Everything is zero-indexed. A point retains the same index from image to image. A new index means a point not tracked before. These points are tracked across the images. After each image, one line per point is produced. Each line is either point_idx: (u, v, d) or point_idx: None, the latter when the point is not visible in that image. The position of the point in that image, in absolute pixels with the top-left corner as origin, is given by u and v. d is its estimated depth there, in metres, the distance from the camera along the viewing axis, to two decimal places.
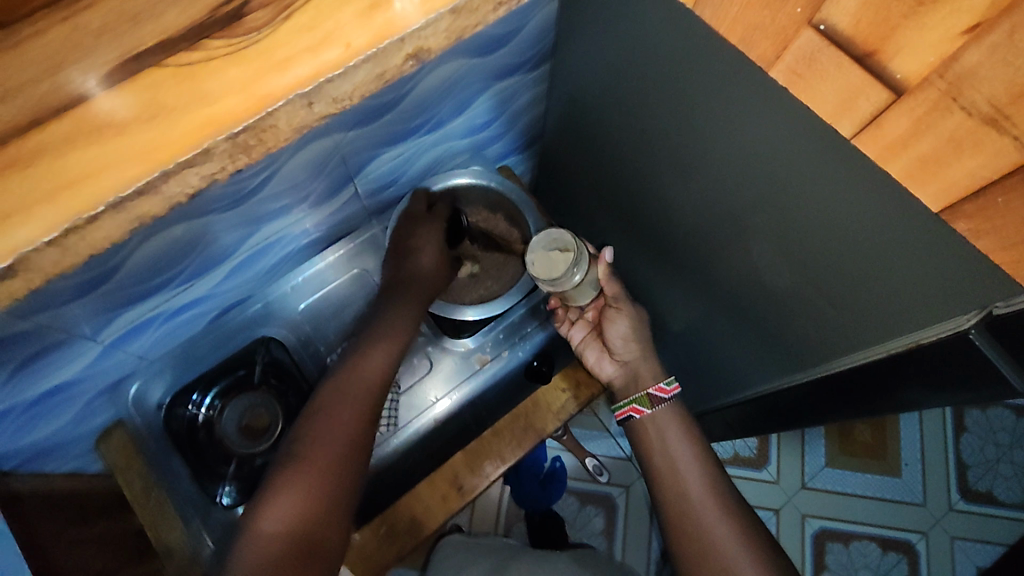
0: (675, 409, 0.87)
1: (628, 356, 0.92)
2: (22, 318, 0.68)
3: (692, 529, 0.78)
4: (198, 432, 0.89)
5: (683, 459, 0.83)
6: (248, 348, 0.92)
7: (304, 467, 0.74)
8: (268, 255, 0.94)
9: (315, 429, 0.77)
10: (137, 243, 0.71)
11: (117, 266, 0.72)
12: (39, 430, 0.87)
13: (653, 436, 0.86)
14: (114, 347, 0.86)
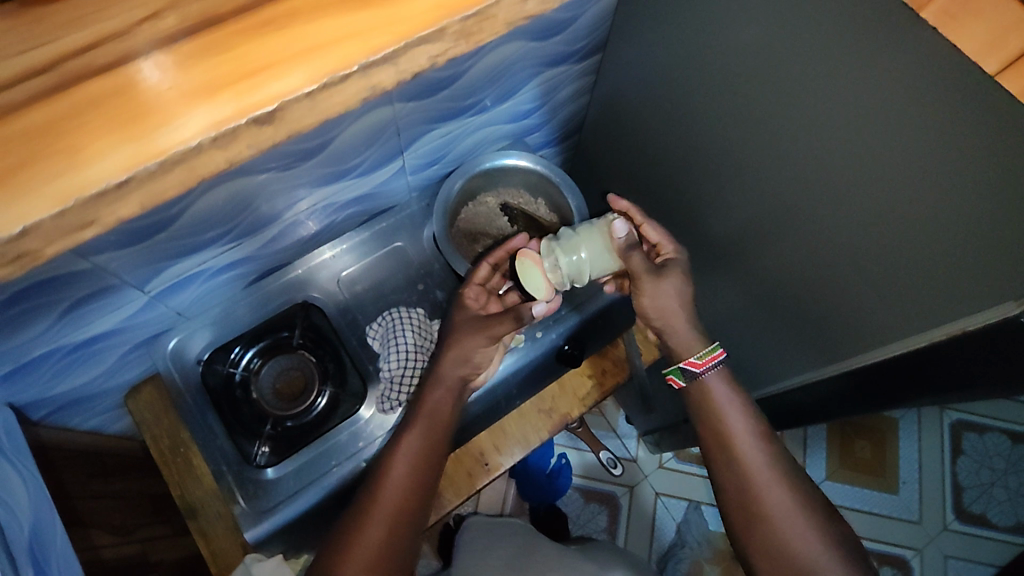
0: (724, 372, 0.85)
1: (660, 316, 0.86)
2: (83, 257, 0.69)
3: (750, 499, 0.80)
4: (235, 392, 0.90)
5: (736, 429, 0.82)
6: (288, 312, 0.93)
7: (372, 521, 0.80)
8: (313, 222, 0.95)
9: (383, 485, 0.82)
10: (198, 193, 0.72)
11: (176, 215, 0.74)
12: (78, 376, 0.88)
13: (704, 406, 0.85)
14: (158, 300, 0.87)
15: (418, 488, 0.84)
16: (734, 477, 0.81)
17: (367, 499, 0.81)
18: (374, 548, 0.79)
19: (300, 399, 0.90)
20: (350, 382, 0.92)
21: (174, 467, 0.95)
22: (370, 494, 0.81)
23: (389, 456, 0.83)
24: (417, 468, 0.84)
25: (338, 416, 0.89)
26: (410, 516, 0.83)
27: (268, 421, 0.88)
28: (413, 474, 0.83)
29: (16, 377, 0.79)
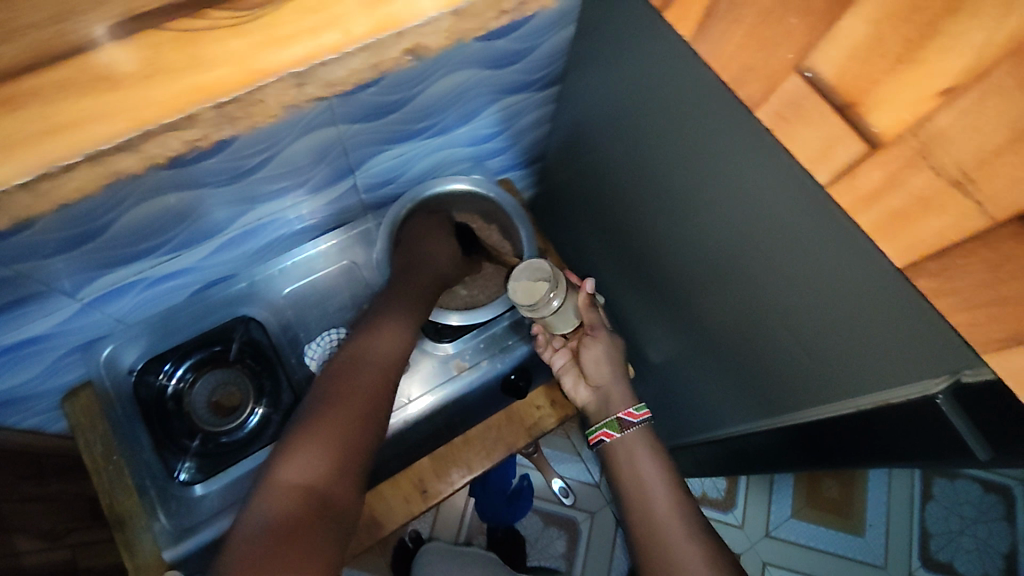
0: (646, 431, 0.88)
1: (601, 381, 0.92)
2: (3, 264, 0.68)
3: (657, 553, 0.77)
4: (167, 405, 0.89)
5: (651, 481, 0.83)
6: (227, 325, 0.92)
7: (340, 401, 0.77)
8: (259, 236, 0.94)
9: (339, 396, 0.77)
10: (127, 205, 0.71)
11: (105, 226, 0.72)
12: (9, 380, 0.86)
13: (621, 456, 0.87)
14: (93, 307, 0.86)
15: (376, 411, 0.79)
16: (646, 521, 0.80)
17: (320, 409, 0.76)
18: (331, 465, 0.73)
19: (231, 416, 0.90)
20: (283, 402, 0.91)
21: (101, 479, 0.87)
22: (323, 409, 0.76)
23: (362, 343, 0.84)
24: (371, 391, 0.79)
25: (267, 437, 0.88)
26: (369, 441, 0.77)
27: (196, 437, 0.88)
28: (372, 394, 0.79)
29: None
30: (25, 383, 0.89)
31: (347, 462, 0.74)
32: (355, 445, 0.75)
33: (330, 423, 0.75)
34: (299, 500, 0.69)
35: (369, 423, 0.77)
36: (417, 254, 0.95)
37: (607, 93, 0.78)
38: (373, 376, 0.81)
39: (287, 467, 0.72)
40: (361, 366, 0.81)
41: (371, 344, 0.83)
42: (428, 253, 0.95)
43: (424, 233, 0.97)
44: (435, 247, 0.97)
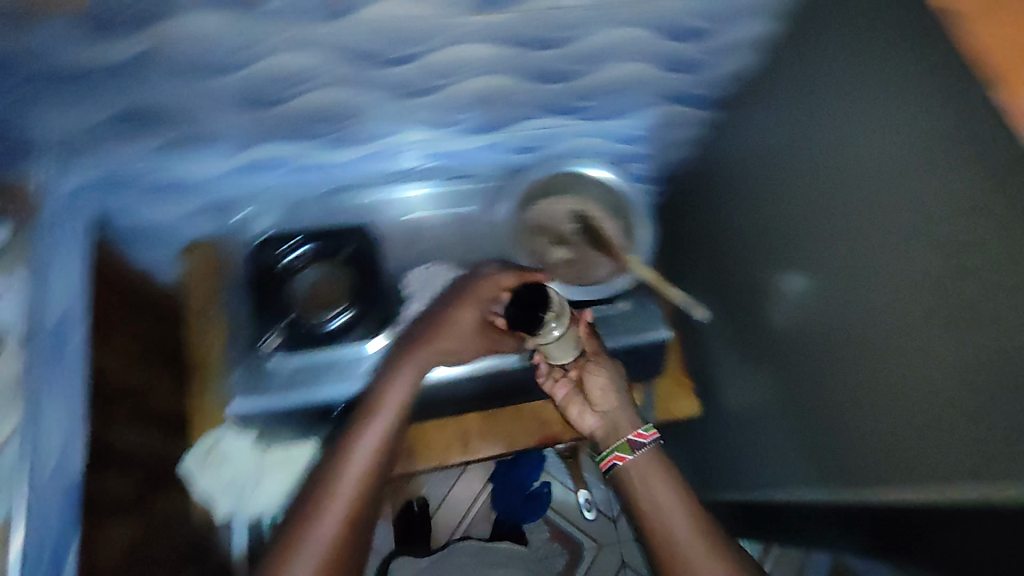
0: (655, 457, 0.85)
1: (607, 409, 0.90)
2: (196, 98, 0.77)
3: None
4: (277, 277, 0.95)
5: (671, 511, 0.81)
6: (349, 227, 0.99)
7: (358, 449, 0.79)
8: (401, 160, 0.99)
9: (339, 483, 0.78)
10: (311, 84, 0.78)
11: (286, 97, 0.80)
12: (158, 208, 0.97)
13: (637, 482, 0.84)
14: (244, 171, 0.94)
15: (385, 458, 0.81)
16: (668, 552, 0.79)
17: (317, 507, 0.76)
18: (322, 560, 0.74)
19: (328, 305, 0.93)
20: (374, 310, 0.95)
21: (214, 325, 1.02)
22: (315, 516, 0.76)
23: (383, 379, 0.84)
24: (377, 447, 0.80)
25: (353, 335, 0.92)
26: (370, 495, 0.79)
27: (290, 312, 0.92)
28: (367, 466, 0.79)
29: (108, 184, 0.89)
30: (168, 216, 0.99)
31: (346, 527, 0.76)
32: (351, 522, 0.77)
33: (329, 514, 0.76)
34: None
35: (360, 506, 0.78)
36: (450, 327, 0.86)
37: (778, 124, 0.78)
38: (368, 451, 0.79)
39: (303, 539, 0.74)
40: (392, 405, 0.82)
41: (385, 398, 0.82)
42: (461, 338, 0.86)
43: (441, 342, 0.85)
44: (467, 323, 0.87)
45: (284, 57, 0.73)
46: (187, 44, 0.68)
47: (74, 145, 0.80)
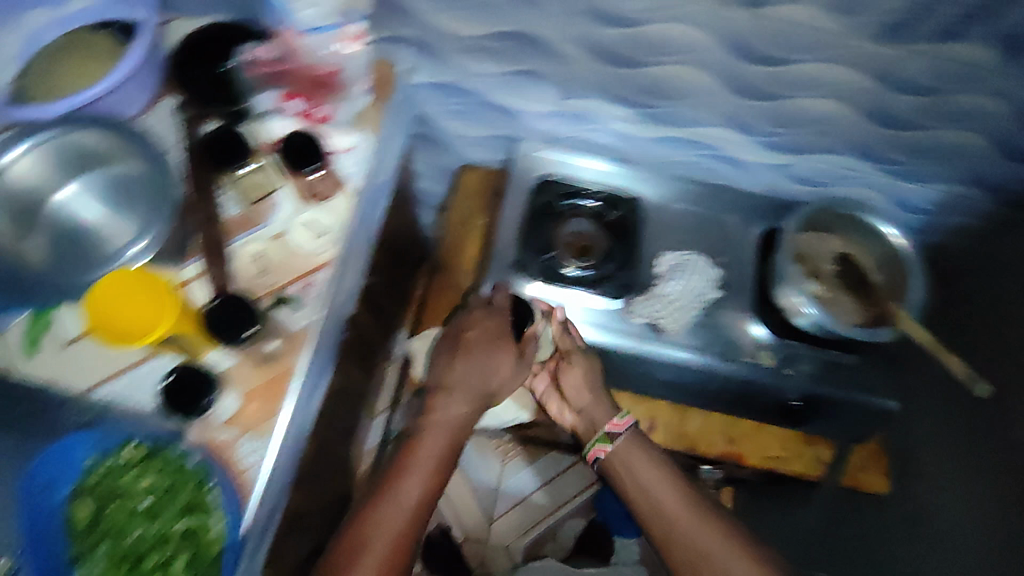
0: (632, 437, 0.85)
1: (581, 406, 0.91)
2: (573, 43, 0.83)
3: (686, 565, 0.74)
4: (548, 215, 1.01)
5: (667, 498, 0.78)
6: (622, 195, 1.02)
7: (373, 529, 0.72)
8: (689, 153, 1.02)
9: (409, 475, 0.77)
10: (676, 59, 0.83)
11: (647, 64, 0.84)
12: (463, 122, 1.07)
13: (625, 472, 0.82)
14: (552, 118, 1.01)
15: (422, 516, 0.76)
16: (680, 546, 0.75)
17: (394, 482, 0.77)
18: (392, 531, 0.73)
19: (585, 257, 0.99)
20: (623, 277, 0.98)
21: (472, 237, 1.13)
22: (393, 485, 0.76)
23: (381, 500, 0.74)
24: (446, 444, 0.82)
25: (598, 291, 0.97)
26: (438, 490, 0.79)
27: (551, 250, 0.99)
28: (442, 455, 0.81)
29: (441, 88, 1.00)
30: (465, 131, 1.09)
31: (418, 512, 0.75)
32: (423, 508, 0.76)
33: (412, 481, 0.77)
34: (378, 547, 0.71)
35: (437, 483, 0.79)
36: (489, 364, 0.87)
37: None
38: (439, 440, 0.81)
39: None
40: (388, 529, 0.73)
41: (439, 415, 0.83)
42: (493, 379, 0.87)
43: (476, 341, 0.88)
44: (506, 369, 0.88)
45: (662, 28, 0.78)
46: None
47: (427, 40, 0.90)
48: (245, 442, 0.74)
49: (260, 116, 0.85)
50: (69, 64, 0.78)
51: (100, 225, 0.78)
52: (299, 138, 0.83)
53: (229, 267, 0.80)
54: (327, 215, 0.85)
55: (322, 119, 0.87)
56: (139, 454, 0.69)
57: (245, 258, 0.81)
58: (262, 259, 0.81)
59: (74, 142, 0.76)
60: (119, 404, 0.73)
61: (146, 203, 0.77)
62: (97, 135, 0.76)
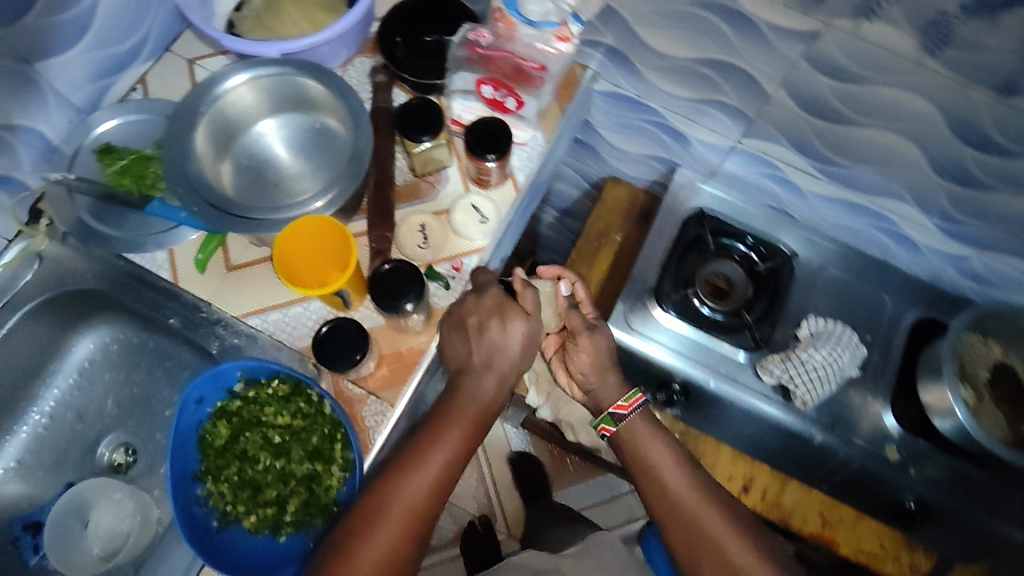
0: (643, 413, 0.83)
1: (594, 385, 0.87)
2: (773, 84, 0.80)
3: (684, 534, 0.76)
4: (695, 249, 0.98)
5: (669, 469, 0.79)
6: (779, 247, 0.97)
7: (404, 492, 0.65)
8: (860, 220, 0.96)
9: (432, 449, 0.69)
10: (881, 122, 0.78)
11: (846, 122, 0.80)
12: (631, 137, 1.06)
13: (629, 439, 0.82)
14: (726, 152, 0.98)
15: (449, 475, 0.69)
16: (678, 529, 0.76)
17: (407, 462, 0.67)
18: (409, 511, 0.66)
19: (724, 300, 0.96)
20: (763, 331, 0.94)
21: (607, 251, 1.11)
22: (401, 474, 0.66)
23: (423, 454, 0.68)
24: (474, 418, 0.72)
25: (729, 338, 0.94)
26: (457, 462, 0.70)
27: (690, 285, 0.96)
28: (474, 420, 0.72)
29: (621, 100, 0.99)
30: (630, 147, 1.08)
31: (435, 490, 0.67)
32: (442, 488, 0.68)
33: (431, 461, 0.68)
34: (385, 528, 0.64)
35: (458, 464, 0.70)
36: (481, 339, 0.73)
37: None
38: (463, 418, 0.71)
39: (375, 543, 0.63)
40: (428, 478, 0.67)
41: (460, 391, 0.73)
42: (495, 357, 0.74)
43: (482, 307, 0.74)
44: (499, 334, 0.73)
45: (886, 93, 0.73)
46: (820, 47, 0.72)
47: (622, 50, 0.88)
48: (374, 402, 0.76)
49: (454, 93, 0.84)
50: (302, 15, 0.87)
51: (289, 166, 0.81)
52: (490, 124, 0.81)
53: (393, 232, 0.82)
54: (492, 204, 0.85)
55: (514, 108, 0.84)
56: (285, 391, 0.71)
57: (409, 227, 0.83)
58: (423, 231, 0.83)
59: (291, 83, 0.79)
60: (274, 337, 0.80)
61: (340, 156, 0.80)
62: (314, 82, 0.79)
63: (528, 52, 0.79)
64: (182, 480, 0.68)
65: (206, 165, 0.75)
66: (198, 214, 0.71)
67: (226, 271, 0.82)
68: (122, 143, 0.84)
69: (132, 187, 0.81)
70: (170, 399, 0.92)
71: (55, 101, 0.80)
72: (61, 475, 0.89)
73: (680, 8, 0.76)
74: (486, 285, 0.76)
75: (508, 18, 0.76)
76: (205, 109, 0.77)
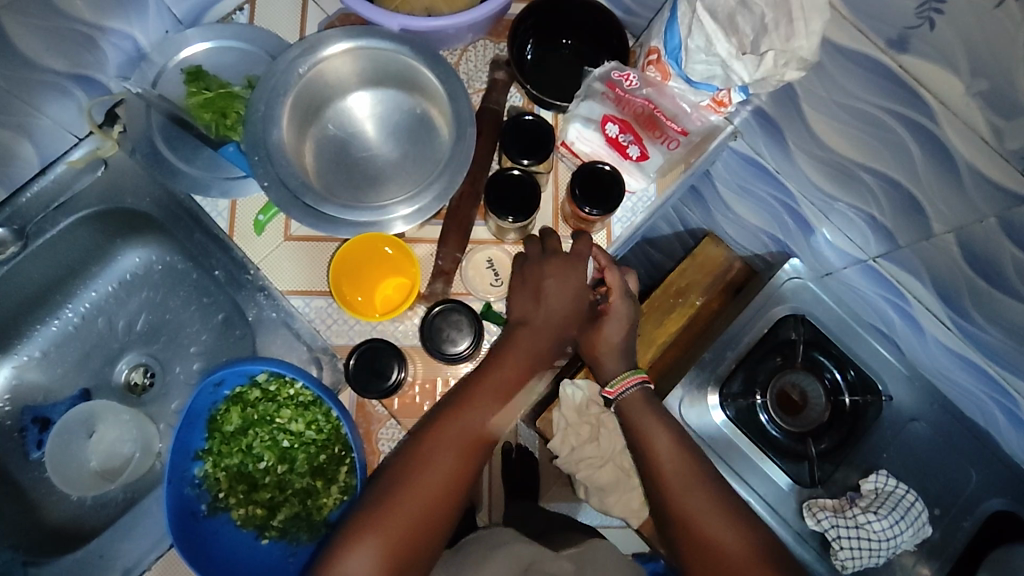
0: (640, 392, 0.75)
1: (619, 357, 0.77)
2: (943, 222, 0.67)
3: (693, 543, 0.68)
4: (777, 355, 0.90)
5: (668, 464, 0.71)
6: (869, 384, 0.88)
7: (480, 392, 0.66)
8: (975, 387, 0.82)
9: (511, 351, 0.67)
10: None
11: (1010, 290, 0.67)
12: (749, 205, 0.93)
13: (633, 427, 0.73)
14: (852, 261, 0.85)
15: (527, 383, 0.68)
16: (677, 509, 0.69)
17: (459, 403, 0.65)
18: (456, 450, 0.63)
19: (791, 418, 0.88)
20: (823, 469, 0.86)
21: (681, 313, 1.00)
22: (456, 411, 0.65)
23: (500, 350, 0.68)
24: (528, 369, 0.68)
25: (782, 464, 0.87)
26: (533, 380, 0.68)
27: (760, 392, 0.89)
28: (537, 358, 0.68)
29: (752, 168, 0.86)
30: (744, 214, 0.96)
31: (497, 424, 0.66)
32: (497, 428, 0.66)
33: (486, 404, 0.65)
34: (434, 466, 0.62)
35: (509, 408, 0.67)
36: (537, 301, 0.69)
37: None
38: (516, 368, 0.67)
39: (451, 426, 0.64)
40: (498, 371, 0.67)
41: (539, 320, 0.69)
42: (553, 318, 0.69)
43: (556, 271, 0.69)
44: (556, 295, 0.69)
45: None
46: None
47: (777, 118, 0.76)
48: (392, 426, 0.71)
49: (573, 117, 0.72)
50: None
51: (375, 149, 0.74)
52: (604, 172, 0.71)
53: (459, 275, 0.74)
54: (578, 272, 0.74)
55: (634, 158, 0.72)
56: (306, 399, 0.67)
57: (476, 267, 0.75)
58: (493, 268, 0.75)
59: (402, 64, 0.70)
60: (312, 325, 0.74)
61: (436, 159, 0.72)
62: (426, 69, 0.69)
63: (672, 110, 0.70)
64: (181, 459, 0.65)
65: (289, 134, 0.68)
66: (268, 190, 0.65)
67: (283, 240, 0.75)
68: (214, 71, 0.78)
69: (212, 123, 0.75)
70: (197, 337, 0.87)
71: (156, 10, 0.76)
72: (79, 378, 0.88)
73: (869, 109, 0.64)
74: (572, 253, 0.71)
75: (666, 65, 0.65)
76: (302, 71, 0.68)
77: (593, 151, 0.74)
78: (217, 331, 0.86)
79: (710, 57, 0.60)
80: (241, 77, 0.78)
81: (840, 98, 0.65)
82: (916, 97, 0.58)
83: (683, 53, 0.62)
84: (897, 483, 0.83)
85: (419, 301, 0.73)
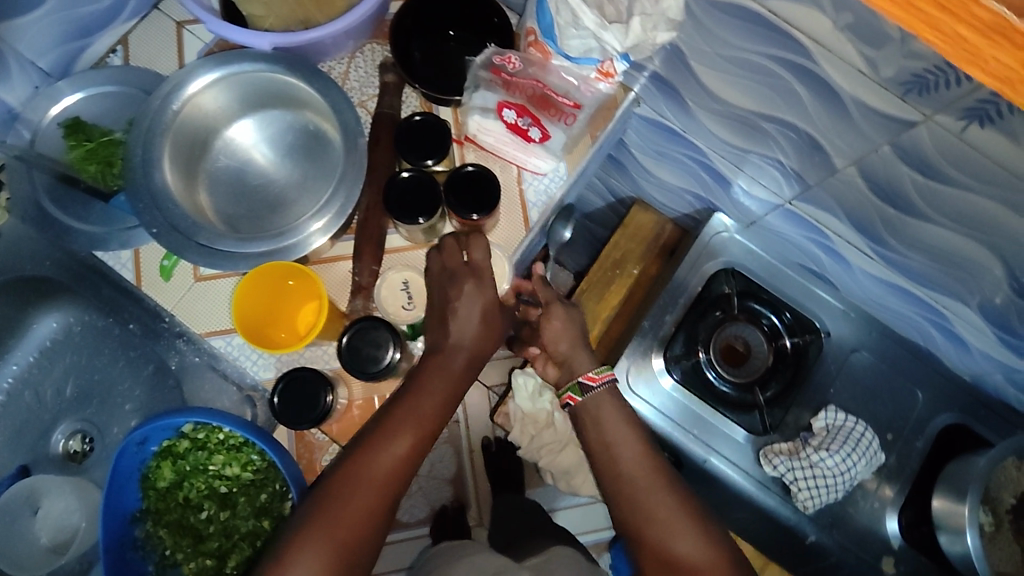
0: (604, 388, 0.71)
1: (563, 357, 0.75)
2: (843, 158, 0.68)
3: (630, 525, 0.65)
4: (716, 310, 0.92)
5: (622, 448, 0.68)
6: (807, 324, 0.90)
7: (398, 418, 0.62)
8: (907, 311, 0.84)
9: (426, 377, 0.64)
10: (956, 226, 0.66)
11: (917, 215, 0.68)
12: (665, 168, 0.94)
13: (594, 421, 0.70)
14: (772, 208, 0.86)
15: (449, 406, 0.64)
16: (625, 497, 0.66)
17: (380, 427, 0.62)
18: (378, 470, 0.59)
19: (737, 369, 0.91)
20: (777, 413, 0.90)
21: (620, 283, 1.00)
22: (373, 435, 0.61)
23: (415, 379, 0.64)
24: (448, 393, 0.64)
25: (734, 415, 0.89)
26: (455, 400, 0.65)
27: (703, 350, 0.90)
28: (457, 380, 0.65)
29: (662, 132, 0.86)
30: (664, 178, 0.96)
31: (419, 448, 0.62)
32: (420, 451, 0.62)
33: (406, 429, 0.61)
34: (364, 488, 0.59)
35: (434, 425, 0.63)
36: (446, 326, 0.66)
37: None
38: (437, 390, 0.64)
39: (370, 451, 0.60)
40: (415, 399, 0.63)
41: (449, 345, 0.65)
42: (467, 337, 0.66)
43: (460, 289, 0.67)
44: (469, 314, 0.66)
45: (975, 202, 0.61)
46: (911, 138, 0.59)
47: (673, 80, 0.75)
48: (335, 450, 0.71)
49: (470, 110, 0.71)
50: None
51: (271, 173, 0.72)
52: (476, 174, 0.70)
53: (375, 295, 0.72)
54: (503, 230, 0.76)
55: (538, 140, 0.71)
56: (236, 441, 0.66)
57: (391, 287, 0.72)
58: (408, 290, 0.72)
59: (277, 83, 0.69)
60: (236, 363, 0.73)
61: (332, 172, 0.70)
62: (306, 85, 0.68)
63: (562, 86, 0.70)
64: (116, 526, 0.63)
65: (175, 174, 0.66)
66: (159, 236, 0.64)
67: (193, 282, 0.74)
68: (92, 120, 0.75)
69: (98, 174, 0.72)
70: (132, 393, 0.85)
71: (17, 66, 0.72)
72: (15, 455, 0.81)
73: (750, 57, 0.63)
74: (476, 266, 0.68)
75: (544, 45, 0.67)
76: (178, 106, 0.66)
77: (497, 140, 0.72)
78: (150, 382, 0.83)
79: (581, 31, 0.63)
80: (122, 121, 0.76)
81: (725, 51, 0.64)
82: (791, 39, 0.57)
83: (556, 31, 0.64)
84: (847, 415, 0.87)
85: (341, 319, 0.71)
